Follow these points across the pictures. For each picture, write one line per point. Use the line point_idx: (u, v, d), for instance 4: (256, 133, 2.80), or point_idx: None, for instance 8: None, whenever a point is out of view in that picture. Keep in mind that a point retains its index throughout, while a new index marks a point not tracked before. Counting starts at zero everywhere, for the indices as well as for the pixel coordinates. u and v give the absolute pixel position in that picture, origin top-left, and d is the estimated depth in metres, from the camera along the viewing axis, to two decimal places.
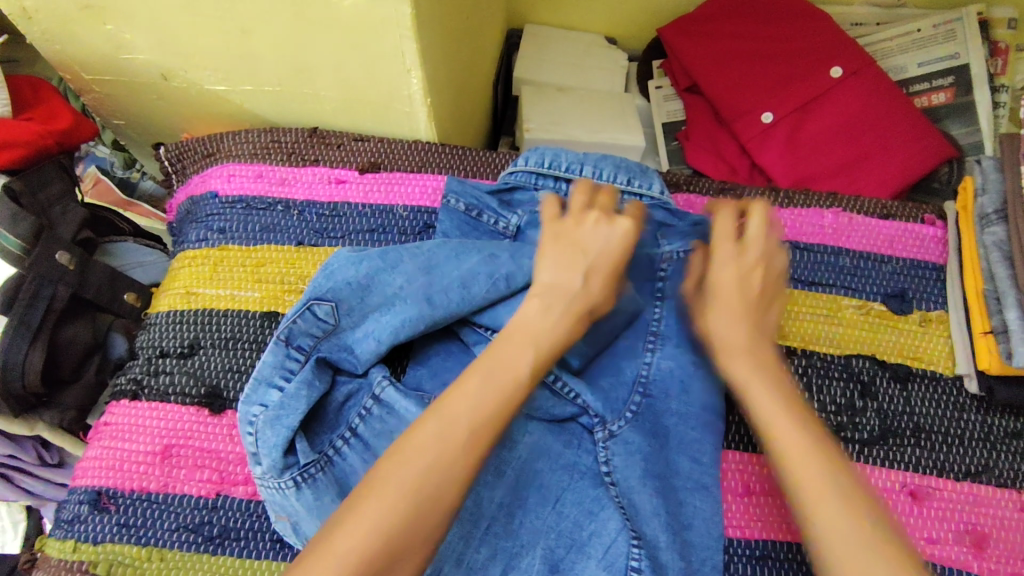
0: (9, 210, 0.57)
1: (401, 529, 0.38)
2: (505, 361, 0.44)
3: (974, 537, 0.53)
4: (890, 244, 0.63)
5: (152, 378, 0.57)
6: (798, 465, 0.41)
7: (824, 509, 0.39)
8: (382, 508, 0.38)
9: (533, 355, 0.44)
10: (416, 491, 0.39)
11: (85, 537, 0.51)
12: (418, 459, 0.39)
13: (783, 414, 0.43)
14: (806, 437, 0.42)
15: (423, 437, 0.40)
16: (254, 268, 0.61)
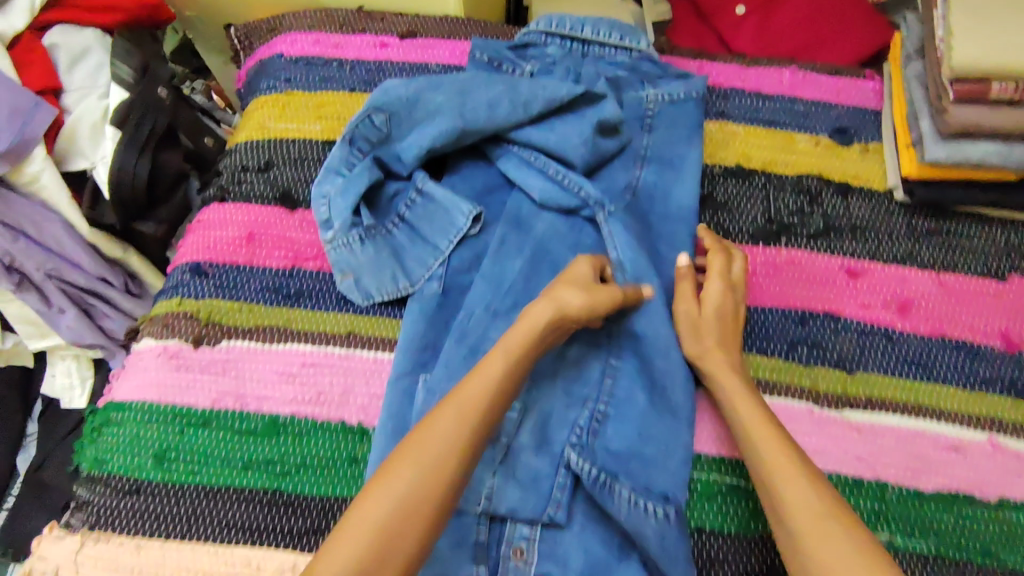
0: (123, 47, 0.72)
1: (399, 509, 0.44)
2: (485, 370, 0.50)
3: (898, 303, 0.66)
4: (838, 95, 0.76)
5: (236, 186, 0.70)
6: (782, 473, 0.50)
7: (791, 495, 0.48)
8: (395, 487, 0.44)
9: (504, 357, 0.51)
10: (420, 475, 0.45)
11: (188, 296, 0.64)
12: (424, 446, 0.46)
13: (750, 426, 0.54)
14: (792, 464, 0.50)
15: (426, 428, 0.47)
16: (316, 108, 0.74)
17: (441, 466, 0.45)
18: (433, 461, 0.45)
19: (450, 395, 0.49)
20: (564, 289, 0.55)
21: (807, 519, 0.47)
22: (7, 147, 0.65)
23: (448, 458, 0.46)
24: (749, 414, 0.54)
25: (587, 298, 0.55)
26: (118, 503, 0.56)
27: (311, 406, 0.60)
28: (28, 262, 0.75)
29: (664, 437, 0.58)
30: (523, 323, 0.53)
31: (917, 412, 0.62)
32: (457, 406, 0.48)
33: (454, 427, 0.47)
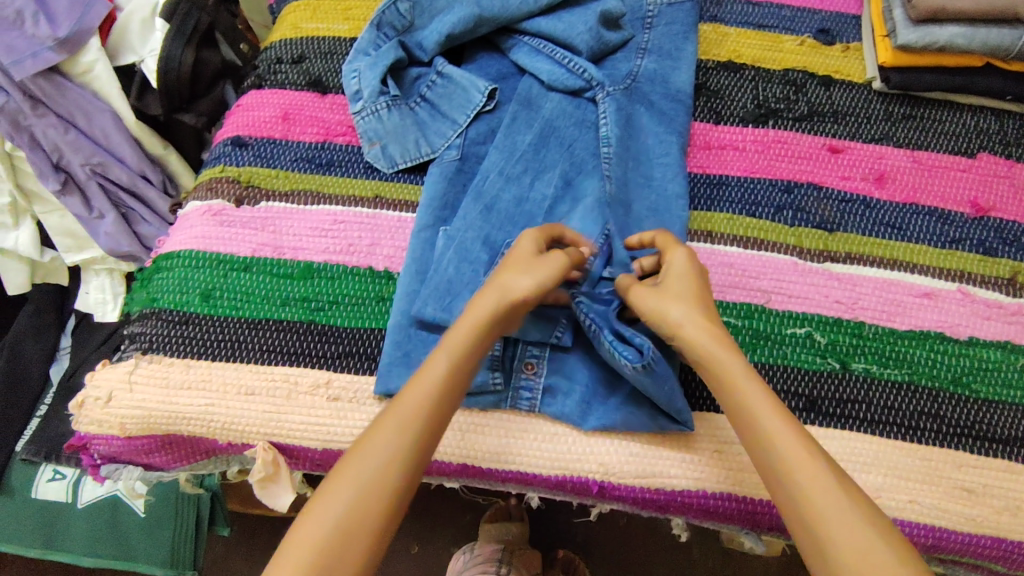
0: None
1: (344, 518, 0.45)
2: (429, 371, 0.51)
3: (875, 175, 0.72)
4: (822, 2, 0.83)
5: (272, 75, 0.76)
6: (803, 479, 0.46)
7: (825, 506, 0.44)
8: (332, 504, 0.45)
9: (449, 358, 0.51)
10: (357, 490, 0.46)
11: (229, 164, 0.71)
12: (363, 461, 0.47)
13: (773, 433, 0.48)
14: (818, 466, 0.46)
15: (368, 438, 0.48)
16: (344, 10, 0.81)
17: (379, 477, 0.46)
18: (370, 476, 0.46)
19: (393, 403, 0.50)
20: (512, 272, 0.55)
21: (847, 536, 0.43)
22: (66, 34, 0.74)
23: (388, 469, 0.47)
24: (769, 423, 0.48)
25: (533, 283, 0.54)
26: (169, 331, 0.63)
27: (342, 255, 0.66)
28: (76, 155, 0.82)
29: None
30: (470, 313, 0.53)
31: (892, 265, 0.68)
32: (399, 413, 0.49)
33: (393, 434, 0.48)
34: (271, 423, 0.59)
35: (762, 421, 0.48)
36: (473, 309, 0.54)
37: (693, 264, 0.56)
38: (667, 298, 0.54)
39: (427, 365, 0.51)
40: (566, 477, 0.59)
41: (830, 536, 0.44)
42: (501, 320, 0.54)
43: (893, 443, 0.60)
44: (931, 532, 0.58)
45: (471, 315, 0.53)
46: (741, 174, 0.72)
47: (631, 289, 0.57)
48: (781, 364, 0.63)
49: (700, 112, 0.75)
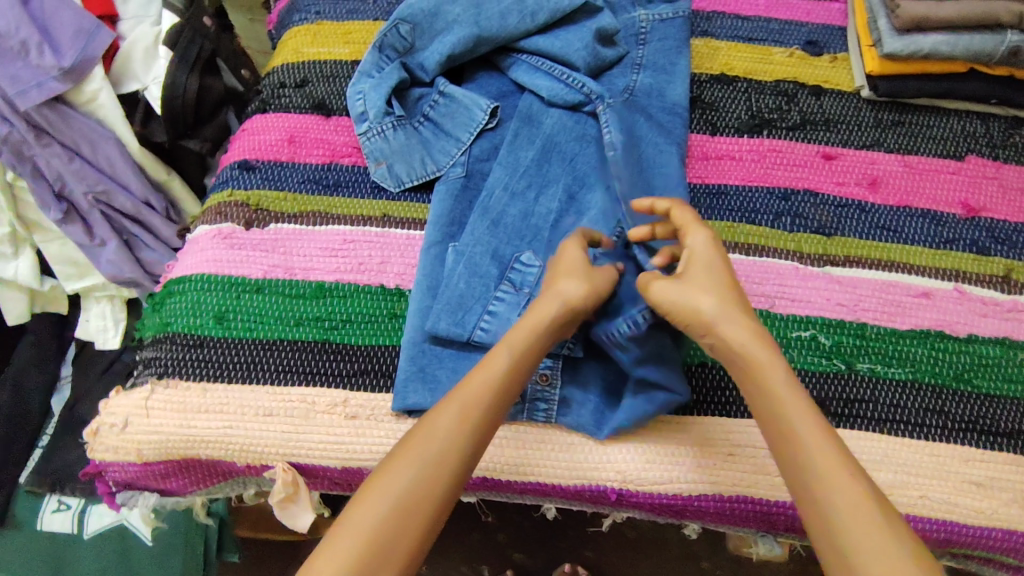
0: None
1: (383, 525, 0.47)
2: (491, 363, 0.53)
3: (868, 180, 0.74)
4: (808, 15, 0.86)
5: (276, 99, 0.78)
6: (825, 471, 0.47)
7: (844, 500, 0.46)
8: (391, 483, 0.49)
9: (507, 361, 0.53)
10: (416, 472, 0.49)
11: (237, 187, 0.72)
12: (423, 445, 0.50)
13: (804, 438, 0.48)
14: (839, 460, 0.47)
15: (430, 421, 0.51)
16: (344, 34, 0.82)
17: (438, 462, 0.49)
18: (430, 459, 0.49)
19: (441, 407, 0.52)
20: (565, 281, 0.57)
21: (864, 544, 0.44)
22: (70, 63, 0.74)
23: (443, 457, 0.50)
24: (803, 428, 0.49)
25: (586, 285, 0.57)
26: (184, 355, 0.63)
27: (353, 274, 0.67)
28: (79, 183, 0.82)
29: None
30: (525, 321, 0.56)
31: (890, 267, 0.69)
32: (461, 400, 0.52)
33: (454, 421, 0.51)
34: (290, 443, 0.60)
35: (791, 420, 0.49)
36: (533, 314, 0.56)
37: (715, 243, 0.57)
38: (700, 290, 0.54)
39: (489, 357, 0.54)
40: (583, 485, 0.60)
41: (845, 528, 0.45)
42: (563, 324, 0.56)
43: (901, 440, 0.61)
44: (941, 526, 0.60)
45: (533, 315, 0.56)
46: (739, 182, 0.74)
47: (653, 282, 0.56)
48: (788, 367, 0.64)
49: (696, 124, 0.77)
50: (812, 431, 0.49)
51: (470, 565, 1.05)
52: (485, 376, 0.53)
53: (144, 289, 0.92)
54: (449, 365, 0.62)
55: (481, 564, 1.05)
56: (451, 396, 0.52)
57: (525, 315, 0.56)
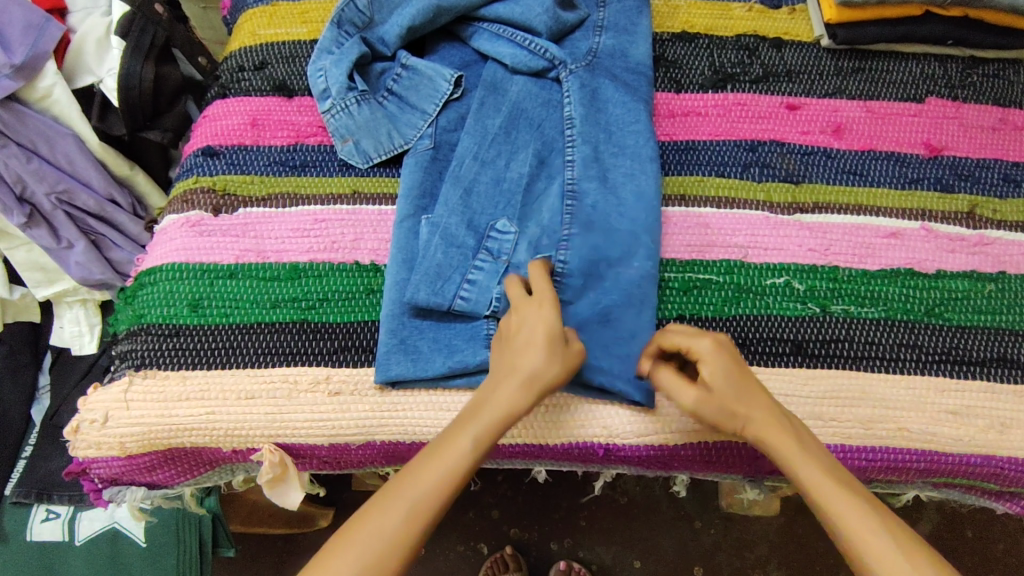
0: None
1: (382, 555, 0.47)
2: (447, 457, 0.51)
3: (833, 128, 0.75)
4: None
5: (235, 83, 0.76)
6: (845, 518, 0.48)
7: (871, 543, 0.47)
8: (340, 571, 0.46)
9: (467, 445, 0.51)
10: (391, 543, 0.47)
11: (202, 174, 0.71)
12: (385, 522, 0.48)
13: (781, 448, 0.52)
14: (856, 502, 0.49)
15: (374, 513, 0.48)
16: (301, 14, 0.81)
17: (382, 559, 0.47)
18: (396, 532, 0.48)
19: (397, 487, 0.50)
20: (526, 356, 0.54)
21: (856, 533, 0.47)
22: (22, 59, 0.73)
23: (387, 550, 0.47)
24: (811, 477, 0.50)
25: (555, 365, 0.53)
26: (160, 345, 0.62)
27: (326, 253, 0.67)
28: (39, 184, 0.80)
29: (639, 235, 0.66)
30: (496, 400, 0.53)
31: (858, 210, 0.70)
32: (410, 495, 0.49)
33: (405, 513, 0.48)
34: (276, 425, 0.60)
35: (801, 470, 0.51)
36: (502, 393, 0.53)
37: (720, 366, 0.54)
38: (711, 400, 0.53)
39: (446, 447, 0.51)
40: (571, 443, 0.61)
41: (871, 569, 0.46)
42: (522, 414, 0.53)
43: (878, 375, 0.63)
44: (923, 456, 0.62)
45: (491, 403, 0.53)
46: (706, 138, 0.74)
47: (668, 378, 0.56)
48: (765, 313, 0.65)
49: (661, 83, 0.77)
50: (793, 447, 0.51)
51: (467, 544, 1.06)
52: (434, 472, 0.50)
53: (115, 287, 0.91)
54: (430, 335, 0.62)
55: (479, 542, 1.06)
56: (406, 477, 0.50)
57: (489, 400, 0.53)
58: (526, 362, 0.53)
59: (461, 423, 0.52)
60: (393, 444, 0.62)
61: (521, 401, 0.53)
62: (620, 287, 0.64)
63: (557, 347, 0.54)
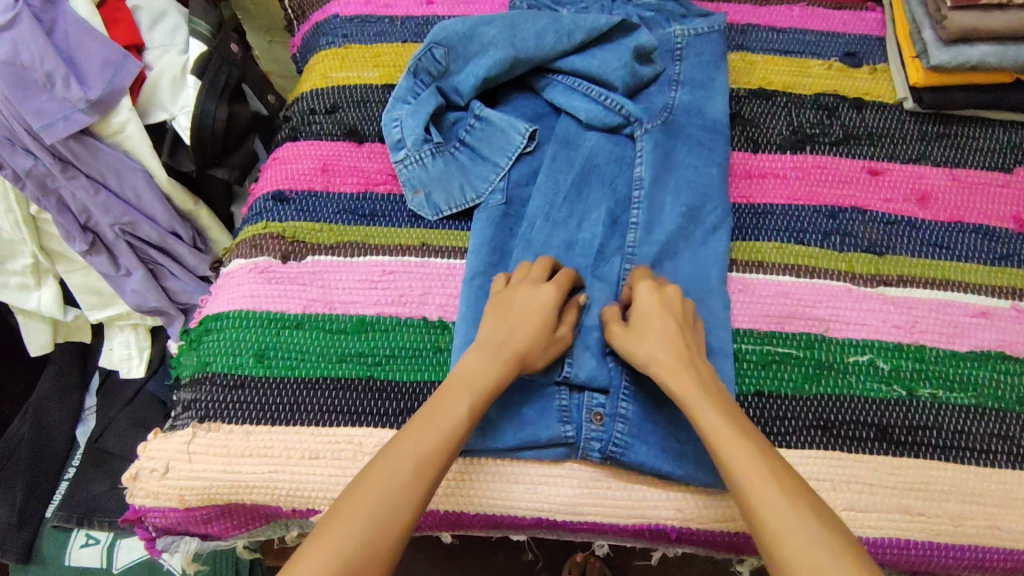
0: (203, 11, 0.82)
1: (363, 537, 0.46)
2: (437, 422, 0.52)
3: (918, 196, 0.72)
4: (844, 26, 0.84)
5: (306, 126, 0.77)
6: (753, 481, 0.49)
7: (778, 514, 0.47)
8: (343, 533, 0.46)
9: (467, 407, 0.53)
10: (389, 500, 0.48)
11: (271, 219, 0.70)
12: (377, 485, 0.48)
13: (734, 457, 0.50)
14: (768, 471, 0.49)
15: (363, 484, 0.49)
16: (374, 57, 0.81)
17: (388, 521, 0.47)
18: (387, 485, 0.48)
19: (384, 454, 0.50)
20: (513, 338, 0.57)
21: (805, 554, 0.45)
22: (97, 95, 0.73)
23: (386, 513, 0.47)
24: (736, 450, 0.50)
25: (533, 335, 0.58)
26: (223, 397, 0.61)
27: (394, 306, 0.65)
28: (104, 216, 0.82)
29: (702, 300, 0.65)
30: (464, 373, 0.55)
31: (945, 286, 0.67)
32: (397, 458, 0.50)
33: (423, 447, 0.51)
34: (337, 487, 0.58)
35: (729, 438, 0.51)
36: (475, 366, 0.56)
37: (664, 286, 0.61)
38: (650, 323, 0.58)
39: (438, 409, 0.53)
40: (642, 523, 0.58)
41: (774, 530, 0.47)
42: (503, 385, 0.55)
43: (966, 468, 0.60)
44: (1015, 556, 0.58)
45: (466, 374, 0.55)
46: (783, 201, 0.72)
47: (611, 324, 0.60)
48: (845, 393, 0.62)
49: (737, 141, 0.75)
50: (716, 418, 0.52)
51: None
52: (428, 416, 0.52)
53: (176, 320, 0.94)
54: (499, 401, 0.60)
55: None
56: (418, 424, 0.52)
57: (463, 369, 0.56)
58: (517, 334, 0.57)
59: (453, 387, 0.54)
60: (454, 512, 0.59)
61: (505, 372, 0.56)
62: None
63: (546, 336, 0.58)
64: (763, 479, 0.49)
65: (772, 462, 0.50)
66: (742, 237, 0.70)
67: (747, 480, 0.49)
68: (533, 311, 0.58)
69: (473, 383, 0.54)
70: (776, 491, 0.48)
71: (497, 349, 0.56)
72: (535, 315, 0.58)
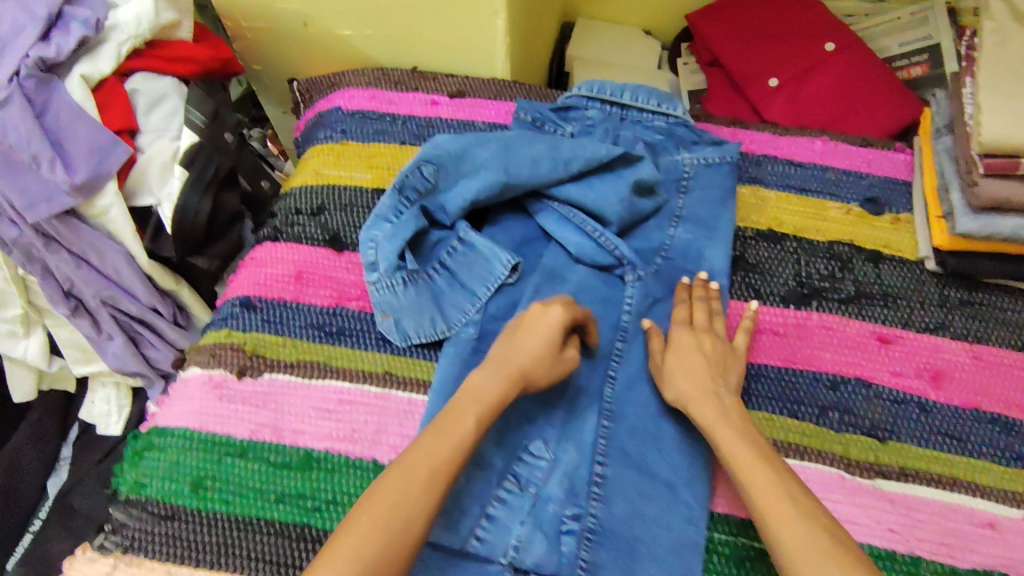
0: (198, 94, 0.81)
1: (387, 541, 0.45)
2: (452, 431, 0.51)
3: (931, 373, 0.66)
4: (868, 166, 0.78)
5: (288, 226, 0.74)
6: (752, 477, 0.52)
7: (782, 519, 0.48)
8: (371, 530, 0.45)
9: (474, 423, 0.52)
10: (404, 508, 0.47)
11: (236, 327, 0.68)
12: (397, 491, 0.47)
13: (749, 475, 0.52)
14: (775, 474, 0.51)
15: (384, 489, 0.48)
16: (369, 157, 0.79)
17: (404, 530, 0.46)
18: (402, 500, 0.47)
19: (402, 461, 0.49)
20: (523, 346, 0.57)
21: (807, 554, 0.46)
22: (82, 179, 0.71)
23: (408, 524, 0.46)
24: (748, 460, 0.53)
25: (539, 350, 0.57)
26: (154, 528, 0.59)
27: (345, 443, 0.62)
28: (87, 289, 0.81)
29: (680, 477, 0.58)
30: (473, 387, 0.54)
31: (951, 486, 0.60)
32: (410, 465, 0.49)
33: (439, 455, 0.50)
34: None
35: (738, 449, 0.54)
36: (492, 386, 0.54)
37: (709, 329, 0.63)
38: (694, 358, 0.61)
39: (452, 419, 0.52)
40: None
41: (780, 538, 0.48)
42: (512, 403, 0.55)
43: None
44: None
45: (483, 392, 0.54)
46: (780, 364, 0.66)
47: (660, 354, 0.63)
48: None
49: (737, 288, 0.70)
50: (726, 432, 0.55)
51: None
52: (437, 430, 0.51)
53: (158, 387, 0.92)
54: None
55: None
56: (434, 432, 0.51)
57: (489, 374, 0.55)
58: (524, 349, 0.57)
59: (457, 402, 0.53)
60: None
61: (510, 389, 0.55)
62: (660, 557, 0.54)
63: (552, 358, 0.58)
64: (769, 480, 0.51)
65: (785, 479, 0.51)
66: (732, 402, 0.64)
67: (762, 495, 0.50)
68: (541, 331, 0.58)
69: (480, 398, 0.53)
70: (782, 498, 0.50)
71: (500, 365, 0.56)
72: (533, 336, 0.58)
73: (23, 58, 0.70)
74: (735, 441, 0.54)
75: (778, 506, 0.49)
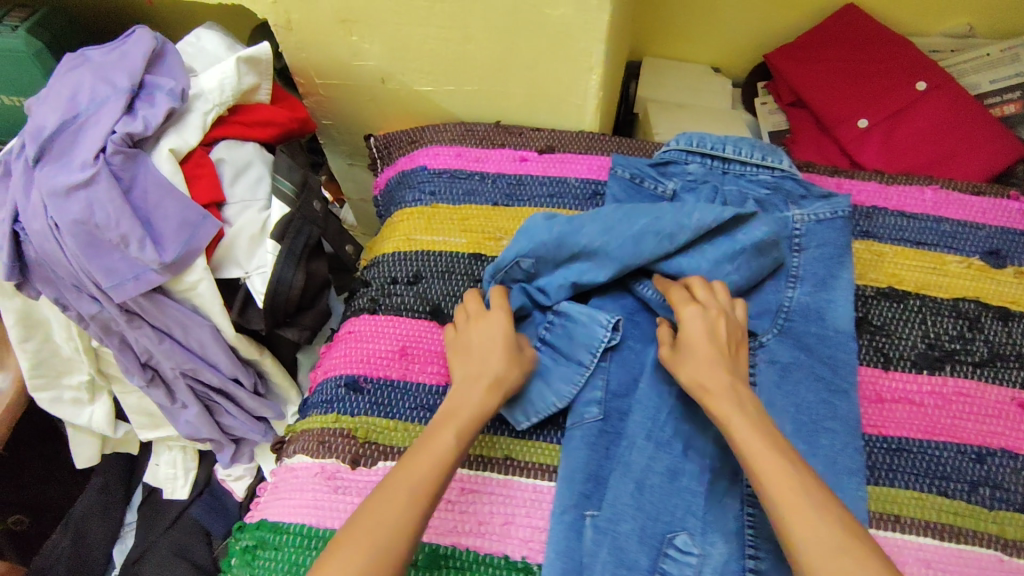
0: (287, 164, 0.79)
1: (370, 552, 0.46)
2: (434, 445, 0.53)
3: None
4: (982, 216, 0.75)
5: (386, 297, 0.72)
6: (768, 474, 0.49)
7: (804, 521, 0.46)
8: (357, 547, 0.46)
9: (455, 433, 0.54)
10: (393, 522, 0.47)
11: (343, 411, 0.65)
12: (386, 505, 0.48)
13: (764, 469, 0.49)
14: (790, 471, 0.49)
15: (374, 503, 0.49)
16: (461, 220, 0.76)
17: (394, 539, 0.47)
18: (393, 516, 0.48)
19: (391, 477, 0.51)
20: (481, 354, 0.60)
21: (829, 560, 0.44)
22: (172, 258, 0.68)
23: (394, 535, 0.47)
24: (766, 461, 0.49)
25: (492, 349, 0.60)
26: None
27: (474, 538, 0.58)
28: (167, 362, 0.78)
29: None
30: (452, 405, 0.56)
31: None
32: (400, 480, 0.50)
33: (429, 469, 0.51)
34: None
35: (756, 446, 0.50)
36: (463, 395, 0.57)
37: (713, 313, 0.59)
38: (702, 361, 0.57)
39: (433, 436, 0.53)
40: None
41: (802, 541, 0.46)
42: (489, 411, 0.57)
43: None
44: None
45: (460, 408, 0.56)
46: (922, 436, 0.63)
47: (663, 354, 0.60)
48: None
49: (865, 353, 0.67)
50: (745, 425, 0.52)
51: None
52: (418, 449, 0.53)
53: (226, 451, 0.94)
54: None
55: None
56: (422, 447, 0.53)
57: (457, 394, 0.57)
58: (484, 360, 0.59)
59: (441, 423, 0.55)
60: None
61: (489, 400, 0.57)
62: None
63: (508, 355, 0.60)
64: (784, 475, 0.49)
65: (798, 468, 0.50)
66: (872, 481, 0.61)
67: (766, 474, 0.49)
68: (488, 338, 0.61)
69: (458, 416, 0.55)
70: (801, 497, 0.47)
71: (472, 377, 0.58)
72: (494, 340, 0.61)
73: (110, 134, 0.67)
74: (749, 432, 0.52)
75: (794, 498, 0.47)
